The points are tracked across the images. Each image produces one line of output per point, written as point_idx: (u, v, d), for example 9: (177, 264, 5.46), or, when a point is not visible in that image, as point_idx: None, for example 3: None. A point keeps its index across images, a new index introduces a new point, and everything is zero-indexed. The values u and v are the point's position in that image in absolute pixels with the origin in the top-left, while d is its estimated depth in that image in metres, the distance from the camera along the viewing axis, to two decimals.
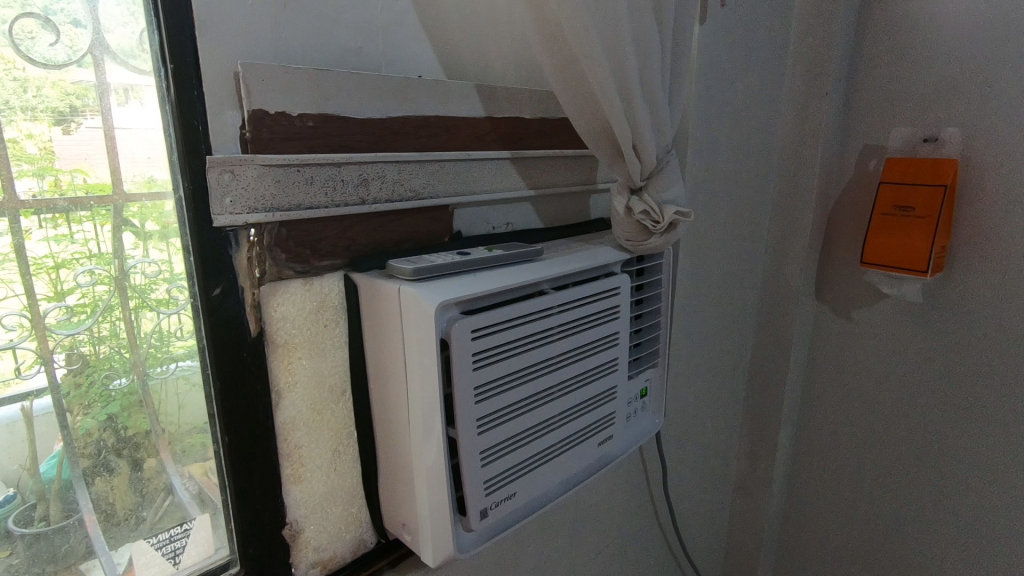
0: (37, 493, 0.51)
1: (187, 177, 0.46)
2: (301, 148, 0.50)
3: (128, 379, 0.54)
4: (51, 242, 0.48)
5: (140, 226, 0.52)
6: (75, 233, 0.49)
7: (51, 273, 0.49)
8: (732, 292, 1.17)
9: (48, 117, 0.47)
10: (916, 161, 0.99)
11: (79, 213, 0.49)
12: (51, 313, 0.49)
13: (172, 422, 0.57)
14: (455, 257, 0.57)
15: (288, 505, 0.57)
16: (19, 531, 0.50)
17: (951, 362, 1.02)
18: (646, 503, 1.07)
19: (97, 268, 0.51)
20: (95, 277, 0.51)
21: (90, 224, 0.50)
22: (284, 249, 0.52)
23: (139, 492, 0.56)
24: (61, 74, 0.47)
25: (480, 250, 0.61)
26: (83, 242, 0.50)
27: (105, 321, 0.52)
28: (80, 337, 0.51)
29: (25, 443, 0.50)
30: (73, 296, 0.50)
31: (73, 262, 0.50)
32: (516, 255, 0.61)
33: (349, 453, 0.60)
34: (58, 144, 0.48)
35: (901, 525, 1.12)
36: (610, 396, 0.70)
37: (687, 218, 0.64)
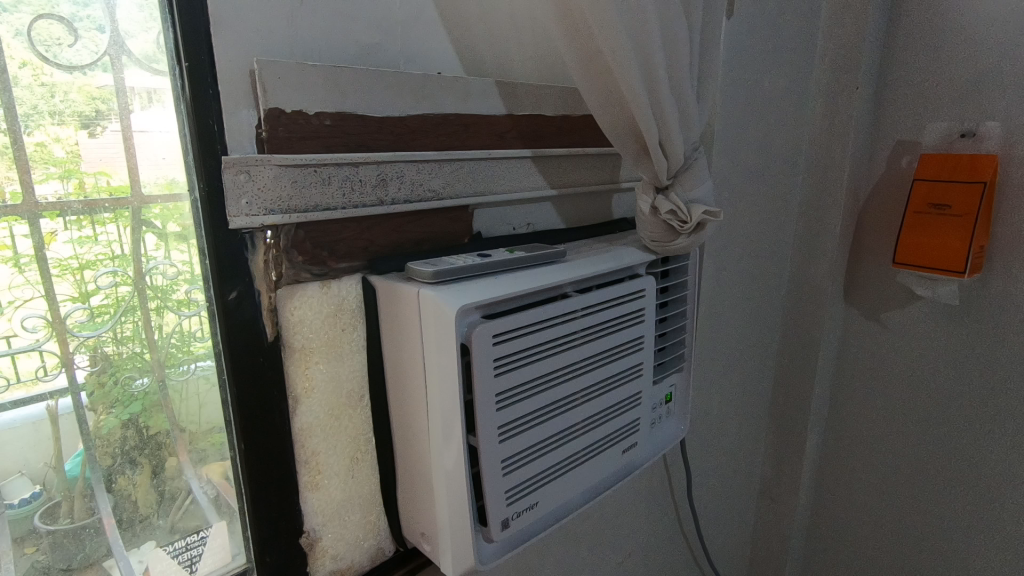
0: (61, 491, 0.51)
1: (203, 178, 0.45)
2: (318, 147, 0.49)
3: (149, 380, 0.53)
4: (76, 244, 0.48)
5: (162, 227, 0.51)
6: (99, 235, 0.49)
7: (76, 274, 0.48)
8: (757, 293, 1.14)
9: (75, 121, 0.47)
10: (952, 157, 0.96)
11: (103, 214, 0.49)
12: (72, 313, 0.48)
13: (193, 422, 0.56)
14: (477, 258, 0.55)
15: (305, 513, 0.56)
16: (44, 528, 0.51)
17: (989, 367, 0.97)
18: (669, 510, 1.05)
19: (119, 268, 0.50)
20: (117, 278, 0.50)
21: (114, 226, 0.49)
22: (301, 251, 0.50)
23: (158, 495, 0.55)
24: (87, 78, 0.47)
25: (501, 251, 0.59)
26: (107, 243, 0.49)
27: (128, 321, 0.51)
28: (104, 336, 0.50)
29: (50, 442, 0.49)
30: (96, 297, 0.49)
31: (97, 263, 0.49)
32: (538, 256, 0.59)
33: (367, 460, 0.59)
34: (84, 148, 0.47)
35: (935, 536, 1.08)
36: (634, 402, 0.68)
37: (716, 217, 0.62)
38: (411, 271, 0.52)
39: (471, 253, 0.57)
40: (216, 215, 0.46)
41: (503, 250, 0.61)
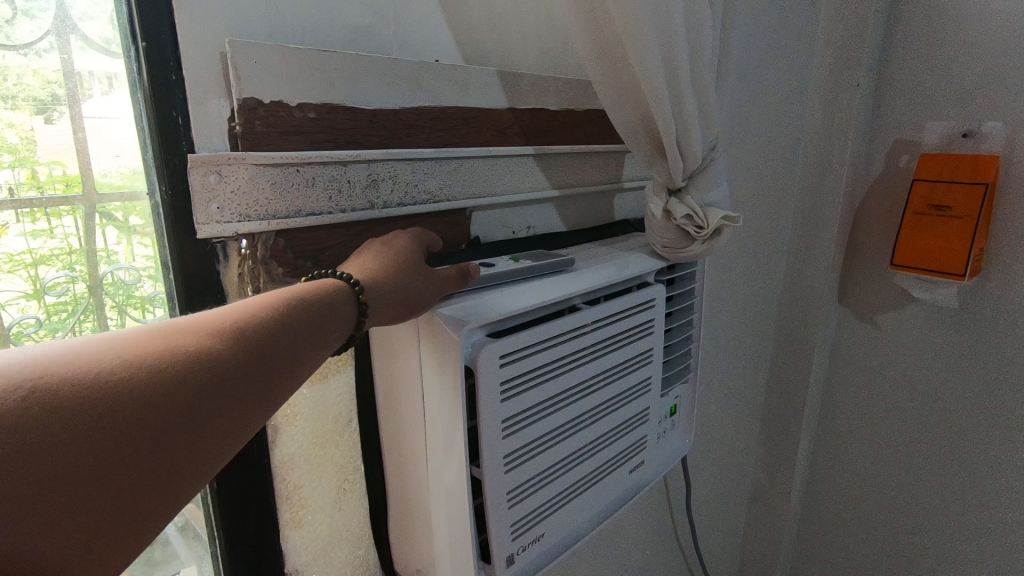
0: None
1: (166, 177, 0.38)
2: (301, 144, 0.42)
3: None
4: (29, 237, 0.41)
5: (124, 220, 0.44)
6: (55, 228, 0.42)
7: (29, 270, 0.41)
8: (753, 295, 1.11)
9: (29, 106, 0.40)
10: (953, 157, 0.93)
11: (60, 206, 0.42)
12: (23, 314, 0.41)
13: None
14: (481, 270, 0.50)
15: (286, 553, 0.50)
16: None
17: (987, 370, 0.96)
18: (665, 519, 1.01)
19: (79, 266, 0.44)
20: (76, 276, 0.43)
21: (72, 218, 0.43)
22: (282, 262, 0.44)
23: None
24: (44, 61, 0.39)
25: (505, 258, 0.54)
26: (64, 237, 0.42)
27: (90, 321, 0.44)
28: (61, 338, 0.43)
29: None
30: (53, 294, 0.43)
31: (53, 259, 0.42)
32: (544, 266, 0.54)
33: (355, 491, 0.53)
34: (41, 135, 0.40)
35: (928, 539, 1.07)
36: (642, 418, 0.64)
37: (735, 223, 0.57)
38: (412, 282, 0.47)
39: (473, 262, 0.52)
40: (182, 223, 0.40)
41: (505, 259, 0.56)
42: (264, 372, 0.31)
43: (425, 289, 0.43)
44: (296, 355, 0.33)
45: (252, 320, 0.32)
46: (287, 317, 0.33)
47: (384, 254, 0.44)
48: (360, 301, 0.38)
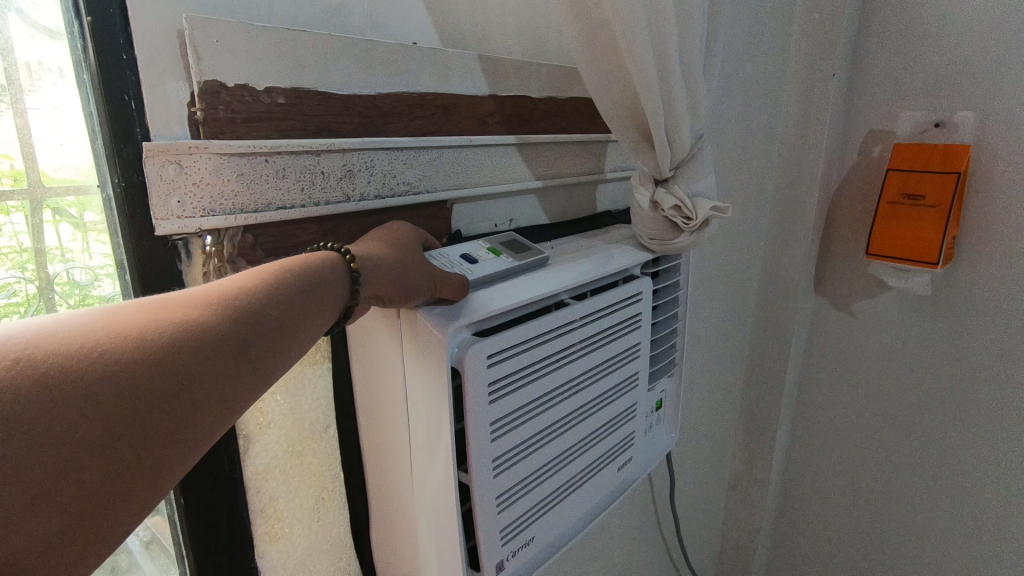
0: None
1: (119, 168, 0.35)
2: (269, 131, 0.39)
3: None
4: None
5: (80, 216, 0.40)
6: (2, 225, 0.38)
7: None
8: (732, 286, 1.10)
9: None
10: (925, 147, 0.94)
11: (6, 202, 0.38)
12: None
13: None
14: (472, 271, 0.47)
15: (263, 570, 0.47)
16: None
17: (958, 356, 0.98)
18: (649, 512, 1.01)
19: (29, 265, 0.40)
20: (26, 276, 0.39)
21: (20, 214, 0.39)
22: (251, 260, 0.40)
23: None
24: None
25: (487, 252, 0.51)
26: (12, 235, 0.38)
27: None
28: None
29: None
30: (1, 295, 0.38)
31: (1, 258, 0.38)
32: (529, 261, 0.52)
33: (335, 500, 0.51)
34: None
35: (903, 521, 1.10)
36: (630, 413, 0.63)
37: (723, 214, 0.56)
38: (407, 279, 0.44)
39: (457, 257, 0.48)
40: (138, 218, 0.36)
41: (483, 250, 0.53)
42: (265, 345, 0.30)
43: (416, 278, 0.40)
44: (294, 329, 0.31)
45: (246, 292, 0.30)
46: (283, 289, 0.32)
47: (381, 234, 0.43)
48: (353, 271, 0.36)
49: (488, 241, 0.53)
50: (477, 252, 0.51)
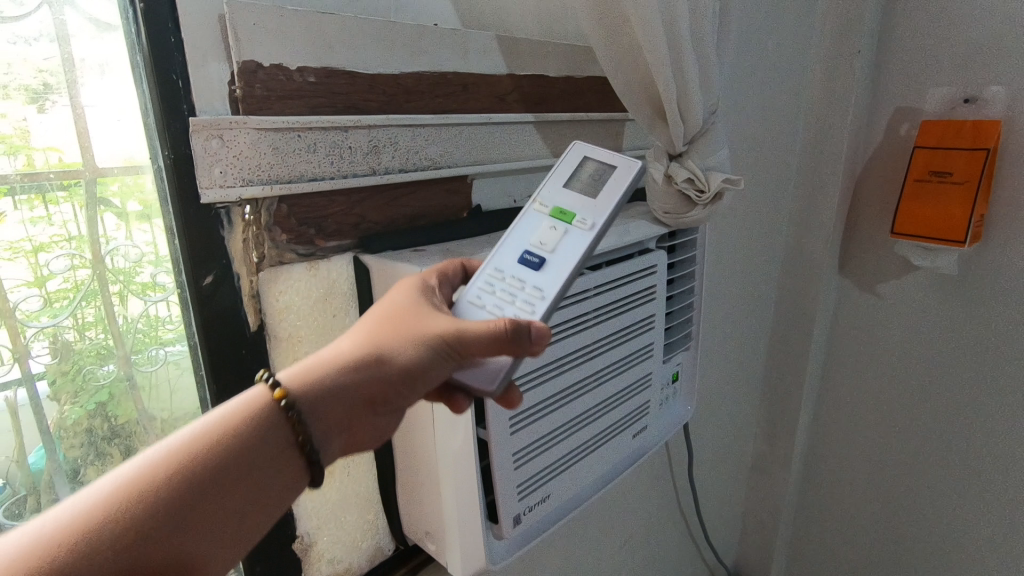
0: (27, 484, 0.46)
1: (167, 142, 0.38)
2: (301, 109, 0.42)
3: (115, 367, 0.49)
4: (28, 224, 0.42)
5: (121, 205, 0.46)
6: (53, 215, 0.43)
7: (31, 257, 0.43)
8: (753, 268, 1.10)
9: (21, 95, 0.41)
10: (953, 123, 0.93)
11: (57, 193, 0.43)
12: (22, 300, 0.43)
13: (166, 408, 0.52)
14: (544, 295, 0.40)
15: (298, 516, 0.51)
16: (9, 524, 0.46)
17: (985, 335, 0.97)
18: (668, 487, 1.03)
19: (77, 251, 0.45)
20: (74, 262, 0.45)
21: (68, 205, 0.44)
22: (285, 229, 0.44)
23: None
24: (33, 50, 0.41)
25: (550, 231, 0.44)
26: (62, 224, 0.44)
27: (89, 306, 0.46)
28: (64, 322, 0.45)
29: (10, 434, 0.45)
30: (54, 281, 0.44)
31: (53, 246, 0.44)
32: (605, 218, 0.44)
33: (363, 456, 0.54)
34: (33, 125, 0.41)
35: (928, 502, 1.10)
36: (645, 383, 0.65)
37: (736, 186, 0.57)
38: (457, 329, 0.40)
39: (517, 271, 0.42)
40: (184, 187, 0.40)
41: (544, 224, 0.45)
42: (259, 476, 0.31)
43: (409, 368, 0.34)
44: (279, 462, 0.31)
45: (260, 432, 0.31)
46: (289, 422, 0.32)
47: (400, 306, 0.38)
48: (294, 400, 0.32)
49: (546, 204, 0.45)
50: (540, 241, 0.44)
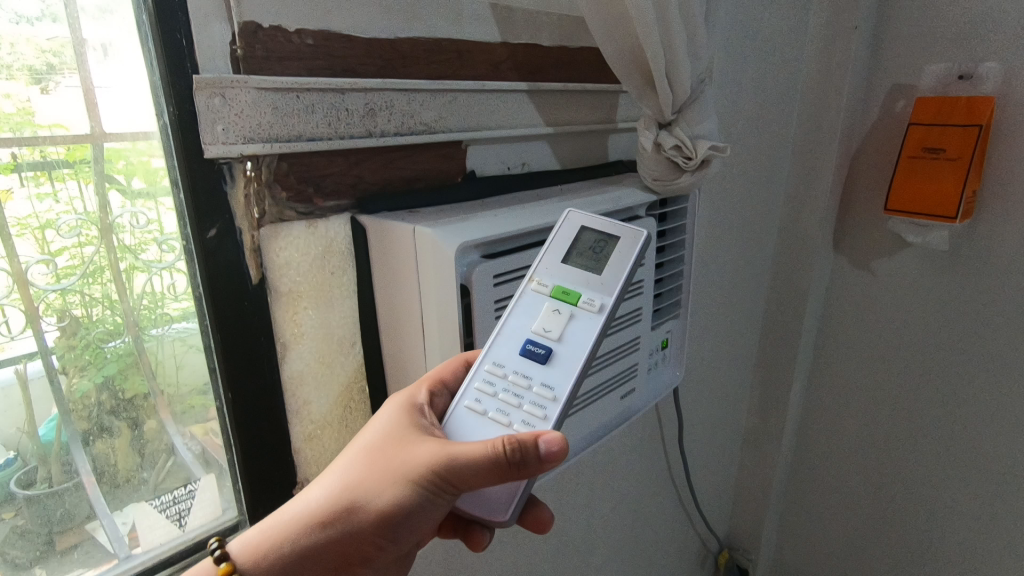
0: (38, 456, 0.49)
1: (172, 98, 0.40)
2: (299, 70, 0.44)
3: (123, 341, 0.52)
4: (35, 200, 0.45)
5: (126, 183, 0.49)
6: (59, 191, 0.46)
7: (37, 233, 0.46)
8: (750, 244, 1.10)
9: (24, 76, 0.43)
10: (947, 99, 0.93)
11: (62, 170, 0.46)
12: (36, 272, 0.46)
13: (172, 384, 0.55)
14: (554, 395, 0.43)
15: (298, 464, 0.55)
16: (22, 493, 0.49)
17: (974, 310, 0.99)
18: (660, 456, 1.07)
19: (83, 226, 0.48)
20: (80, 237, 0.48)
21: (74, 181, 0.47)
22: (285, 186, 0.47)
23: (140, 454, 0.55)
24: (36, 30, 0.43)
25: (555, 314, 0.46)
26: (68, 201, 0.47)
27: (95, 283, 0.50)
28: (71, 299, 0.49)
29: (21, 406, 0.48)
30: (62, 257, 0.48)
31: (59, 221, 0.47)
32: (609, 301, 0.47)
33: (361, 411, 0.57)
34: (37, 105, 0.44)
35: (915, 473, 1.13)
36: (633, 347, 0.67)
37: (722, 153, 0.59)
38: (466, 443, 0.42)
39: (522, 365, 0.44)
40: (188, 142, 0.42)
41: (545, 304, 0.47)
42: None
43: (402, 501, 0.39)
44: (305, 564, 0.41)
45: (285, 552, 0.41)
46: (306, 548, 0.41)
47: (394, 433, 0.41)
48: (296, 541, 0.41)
49: (548, 281, 0.48)
50: (544, 327, 0.46)
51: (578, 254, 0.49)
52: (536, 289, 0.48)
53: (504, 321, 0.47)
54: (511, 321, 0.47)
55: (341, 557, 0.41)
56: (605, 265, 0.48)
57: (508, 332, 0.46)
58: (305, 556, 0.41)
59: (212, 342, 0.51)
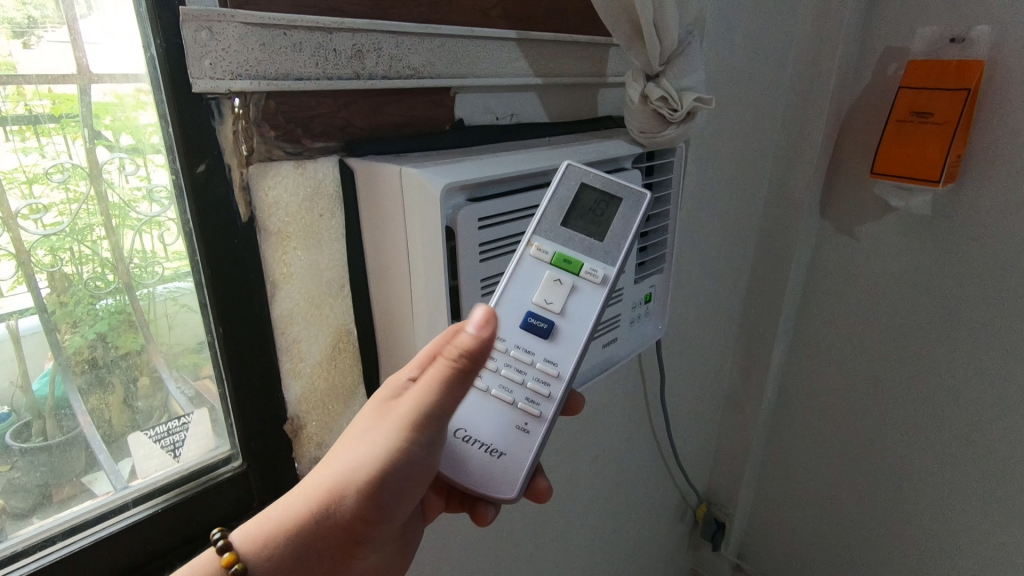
0: (32, 411, 0.51)
1: (160, 30, 0.41)
2: (287, 7, 0.45)
3: (115, 299, 0.53)
4: (20, 154, 0.46)
5: (114, 139, 0.49)
6: (45, 146, 0.47)
7: (24, 187, 0.47)
8: (737, 208, 1.11)
9: (6, 29, 0.43)
10: (938, 63, 0.93)
11: (48, 125, 0.47)
12: (28, 232, 0.48)
13: (165, 342, 0.56)
14: (557, 373, 0.51)
15: (288, 401, 0.58)
16: (18, 446, 0.51)
17: (952, 275, 1.01)
18: (642, 410, 1.10)
19: (71, 182, 0.49)
20: (68, 194, 0.49)
21: (60, 136, 0.47)
22: (273, 125, 0.48)
23: (134, 412, 0.56)
24: None
25: (556, 286, 0.52)
26: (55, 155, 0.48)
27: (85, 241, 0.51)
28: (61, 257, 0.50)
29: (14, 362, 0.50)
30: (51, 214, 0.49)
31: (45, 177, 0.47)
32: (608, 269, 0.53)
33: (350, 351, 0.59)
34: (19, 59, 0.44)
35: (886, 432, 1.17)
36: (616, 298, 0.69)
37: (708, 105, 0.61)
38: (476, 420, 0.51)
39: (527, 342, 0.52)
40: (177, 76, 0.43)
41: (546, 273, 0.53)
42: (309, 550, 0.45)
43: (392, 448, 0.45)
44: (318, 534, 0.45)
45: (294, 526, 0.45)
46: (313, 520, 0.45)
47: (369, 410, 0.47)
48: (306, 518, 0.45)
49: (549, 249, 0.53)
50: (546, 298, 0.52)
51: (575, 215, 0.54)
52: (536, 255, 0.53)
53: (505, 288, 0.52)
54: (512, 288, 0.52)
55: (344, 531, 0.46)
56: (605, 232, 0.54)
57: (511, 302, 0.52)
58: (310, 541, 0.45)
59: (202, 279, 0.52)
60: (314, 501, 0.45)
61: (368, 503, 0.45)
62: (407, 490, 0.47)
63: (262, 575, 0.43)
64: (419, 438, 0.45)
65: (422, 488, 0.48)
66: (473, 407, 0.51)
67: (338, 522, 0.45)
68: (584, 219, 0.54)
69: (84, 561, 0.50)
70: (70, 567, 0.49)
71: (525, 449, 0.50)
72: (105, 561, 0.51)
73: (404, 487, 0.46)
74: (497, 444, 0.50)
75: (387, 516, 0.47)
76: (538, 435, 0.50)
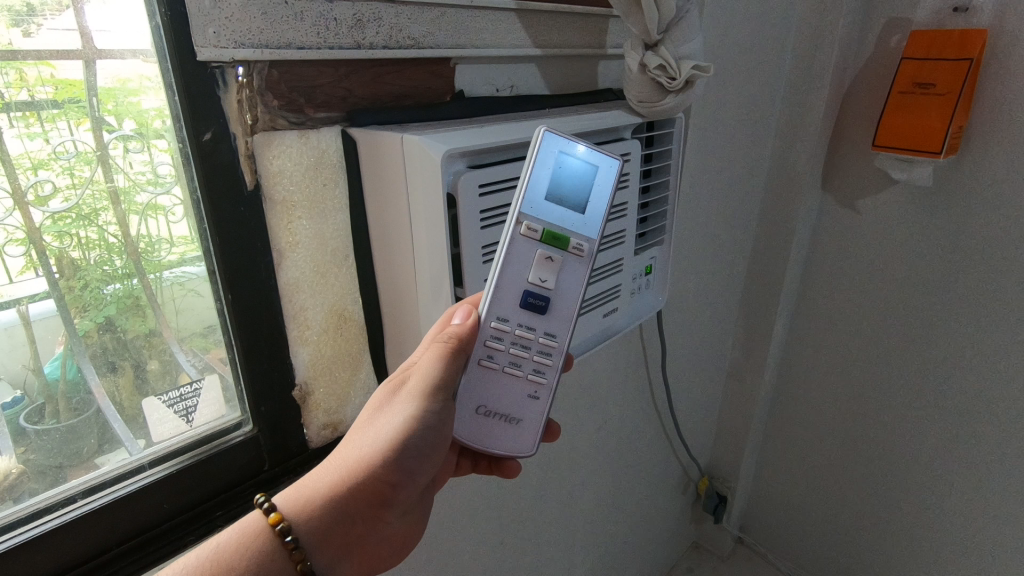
0: (44, 394, 0.53)
1: (164, 1, 0.42)
2: None
3: (123, 284, 0.55)
4: (25, 139, 0.47)
5: (117, 124, 0.50)
6: (49, 132, 0.48)
7: (31, 173, 0.48)
8: (737, 183, 1.11)
9: (5, 17, 0.44)
10: (941, 33, 0.92)
11: (51, 111, 0.48)
12: (39, 219, 0.49)
13: (175, 322, 0.58)
14: (557, 344, 0.55)
15: (296, 367, 0.60)
16: (32, 429, 0.53)
17: (951, 248, 1.02)
18: (644, 384, 1.12)
19: (77, 166, 0.50)
20: (73, 180, 0.50)
21: (64, 122, 0.49)
22: (276, 94, 0.49)
23: (144, 394, 0.58)
24: None
25: (548, 262, 0.53)
26: (59, 141, 0.49)
27: (93, 227, 0.52)
28: (67, 243, 0.51)
29: (26, 347, 0.51)
30: (56, 201, 0.50)
31: (51, 161, 0.49)
32: (592, 239, 0.55)
33: (354, 320, 0.61)
34: (19, 47, 0.45)
35: (887, 404, 1.19)
36: (616, 268, 0.70)
37: (706, 73, 0.61)
38: (491, 395, 0.54)
39: (526, 320, 0.54)
40: (183, 47, 0.44)
41: (537, 250, 0.53)
42: (346, 508, 0.46)
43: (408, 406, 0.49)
44: (352, 492, 0.46)
45: (327, 487, 0.47)
46: (345, 483, 0.47)
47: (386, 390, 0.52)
48: (343, 484, 0.46)
49: (538, 226, 0.52)
50: (540, 277, 0.53)
51: (559, 189, 0.53)
52: (527, 233, 0.52)
53: (504, 271, 0.52)
54: (509, 268, 0.52)
55: (373, 498, 0.47)
56: (585, 204, 0.54)
57: (509, 282, 0.52)
58: (344, 506, 0.46)
59: (210, 250, 0.54)
60: (342, 469, 0.47)
61: (394, 465, 0.48)
62: (424, 455, 0.50)
63: (303, 532, 0.44)
64: (431, 401, 0.49)
65: (437, 454, 0.51)
66: (485, 385, 0.53)
67: (368, 486, 0.47)
68: (567, 190, 0.54)
69: (107, 519, 0.52)
70: (93, 524, 0.52)
71: (537, 412, 0.55)
72: (125, 519, 0.54)
73: (422, 451, 0.49)
74: (512, 412, 0.54)
75: (409, 480, 0.49)
76: (546, 400, 0.55)
